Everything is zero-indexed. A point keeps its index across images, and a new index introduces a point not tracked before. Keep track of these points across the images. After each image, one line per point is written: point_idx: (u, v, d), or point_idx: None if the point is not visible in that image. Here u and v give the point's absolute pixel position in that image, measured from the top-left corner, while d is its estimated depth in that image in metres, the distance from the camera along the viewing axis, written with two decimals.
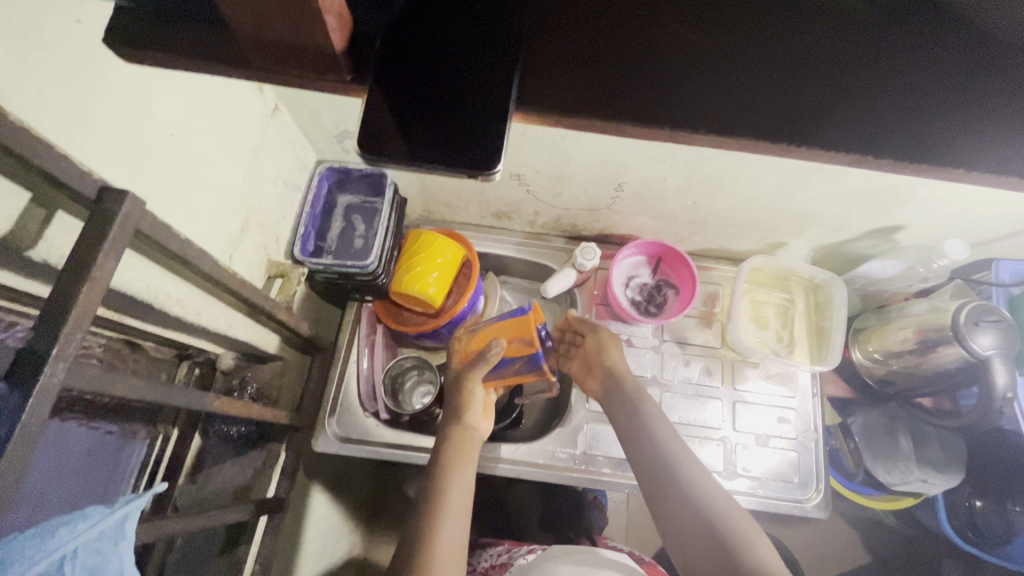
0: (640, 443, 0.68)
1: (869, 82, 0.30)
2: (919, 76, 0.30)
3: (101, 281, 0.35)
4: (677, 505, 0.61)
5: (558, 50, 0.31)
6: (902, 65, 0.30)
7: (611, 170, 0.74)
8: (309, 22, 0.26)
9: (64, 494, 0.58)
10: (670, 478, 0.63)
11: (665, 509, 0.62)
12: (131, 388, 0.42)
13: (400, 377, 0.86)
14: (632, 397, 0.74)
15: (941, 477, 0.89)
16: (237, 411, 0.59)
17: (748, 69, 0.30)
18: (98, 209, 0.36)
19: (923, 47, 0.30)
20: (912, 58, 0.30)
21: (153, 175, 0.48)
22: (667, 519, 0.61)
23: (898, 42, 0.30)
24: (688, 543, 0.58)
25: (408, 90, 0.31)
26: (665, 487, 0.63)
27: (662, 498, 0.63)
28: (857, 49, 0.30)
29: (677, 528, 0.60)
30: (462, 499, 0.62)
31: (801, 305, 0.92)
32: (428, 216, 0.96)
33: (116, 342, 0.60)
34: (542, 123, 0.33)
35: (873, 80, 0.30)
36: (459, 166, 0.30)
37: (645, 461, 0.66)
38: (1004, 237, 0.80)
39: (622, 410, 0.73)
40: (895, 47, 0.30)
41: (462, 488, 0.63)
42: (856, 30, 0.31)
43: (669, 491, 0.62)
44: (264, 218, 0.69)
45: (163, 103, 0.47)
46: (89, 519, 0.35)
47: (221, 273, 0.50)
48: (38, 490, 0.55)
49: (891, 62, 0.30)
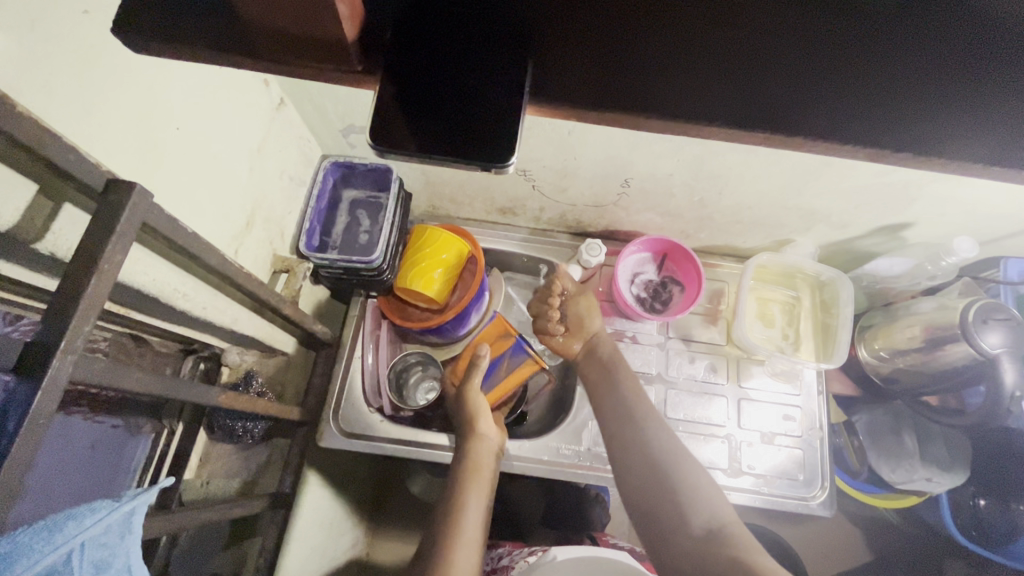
0: (626, 431, 0.67)
1: (889, 72, 0.29)
2: (946, 62, 0.29)
3: (108, 274, 0.35)
4: (662, 492, 0.59)
5: (574, 39, 0.31)
6: (931, 49, 0.29)
7: (618, 166, 0.74)
8: (321, 10, 0.26)
9: (69, 488, 0.58)
10: (654, 465, 0.62)
11: (647, 496, 0.60)
12: (138, 381, 0.42)
13: (405, 372, 0.88)
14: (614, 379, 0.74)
15: (947, 476, 0.90)
16: (242, 406, 0.59)
17: (766, 59, 0.30)
18: (105, 201, 0.35)
19: (948, 35, 0.29)
20: (940, 39, 0.29)
21: (159, 167, 0.47)
22: (648, 506, 0.60)
23: (926, 26, 0.29)
24: (671, 530, 0.56)
25: (420, 82, 0.31)
26: (649, 475, 0.61)
27: (645, 485, 0.61)
28: (879, 38, 0.29)
29: (659, 515, 0.58)
30: (483, 511, 0.64)
31: (807, 303, 0.91)
32: (433, 211, 0.96)
33: (121, 336, 0.60)
34: (553, 115, 0.33)
35: (895, 69, 0.29)
36: (470, 159, 0.31)
37: (631, 450, 0.65)
38: (1014, 234, 0.79)
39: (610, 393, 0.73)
40: (923, 31, 0.29)
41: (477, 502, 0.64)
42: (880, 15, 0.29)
43: (652, 481, 0.61)
44: (270, 212, 0.69)
45: (169, 95, 0.46)
46: (96, 513, 0.35)
47: (226, 267, 0.50)
48: (45, 484, 0.55)
49: (917, 49, 0.29)
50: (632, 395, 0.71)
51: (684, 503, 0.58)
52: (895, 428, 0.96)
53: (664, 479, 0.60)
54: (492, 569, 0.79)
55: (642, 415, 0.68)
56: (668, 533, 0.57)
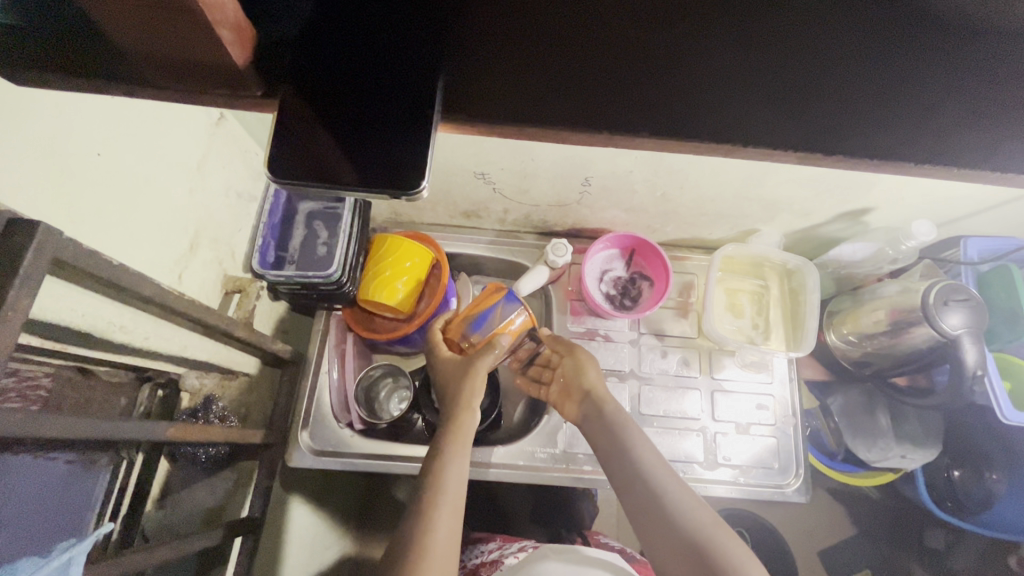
0: (608, 432, 0.69)
1: (836, 76, 0.28)
2: (892, 60, 0.28)
3: (14, 320, 0.32)
4: (656, 515, 0.59)
5: (493, 55, 0.28)
6: (869, 53, 0.28)
7: (576, 165, 0.73)
8: (194, 36, 0.23)
9: (32, 531, 0.52)
10: (653, 495, 0.60)
11: (642, 520, 0.60)
12: (67, 426, 0.40)
13: (373, 388, 0.86)
14: (596, 390, 0.75)
15: (919, 451, 0.91)
16: (196, 437, 0.56)
17: (695, 68, 0.28)
18: (5, 241, 0.33)
19: (884, 30, 0.27)
20: (882, 41, 0.27)
21: (80, 205, 0.45)
22: (646, 537, 0.59)
23: (863, 28, 0.27)
24: (658, 524, 0.58)
25: (330, 104, 0.28)
26: (637, 498, 0.61)
27: (652, 517, 0.59)
28: (815, 44, 0.27)
29: (638, 495, 0.61)
30: (460, 494, 0.60)
31: (775, 291, 0.92)
32: (396, 219, 0.94)
33: (66, 370, 0.53)
34: (471, 131, 0.31)
35: (837, 77, 0.28)
36: (380, 188, 0.27)
37: (616, 472, 0.65)
38: (972, 214, 0.80)
39: (594, 378, 0.76)
40: (858, 30, 0.27)
41: (453, 490, 0.59)
42: (810, 16, 0.27)
43: (634, 469, 0.63)
44: (216, 232, 0.66)
45: (86, 126, 0.44)
46: (24, 571, 0.34)
47: (164, 296, 0.48)
48: (4, 528, 0.48)
49: (858, 48, 0.27)
50: (606, 401, 0.72)
51: (660, 491, 0.60)
52: (869, 407, 0.96)
53: (656, 508, 0.59)
54: (477, 566, 0.80)
55: (621, 434, 0.67)
56: (651, 522, 0.59)
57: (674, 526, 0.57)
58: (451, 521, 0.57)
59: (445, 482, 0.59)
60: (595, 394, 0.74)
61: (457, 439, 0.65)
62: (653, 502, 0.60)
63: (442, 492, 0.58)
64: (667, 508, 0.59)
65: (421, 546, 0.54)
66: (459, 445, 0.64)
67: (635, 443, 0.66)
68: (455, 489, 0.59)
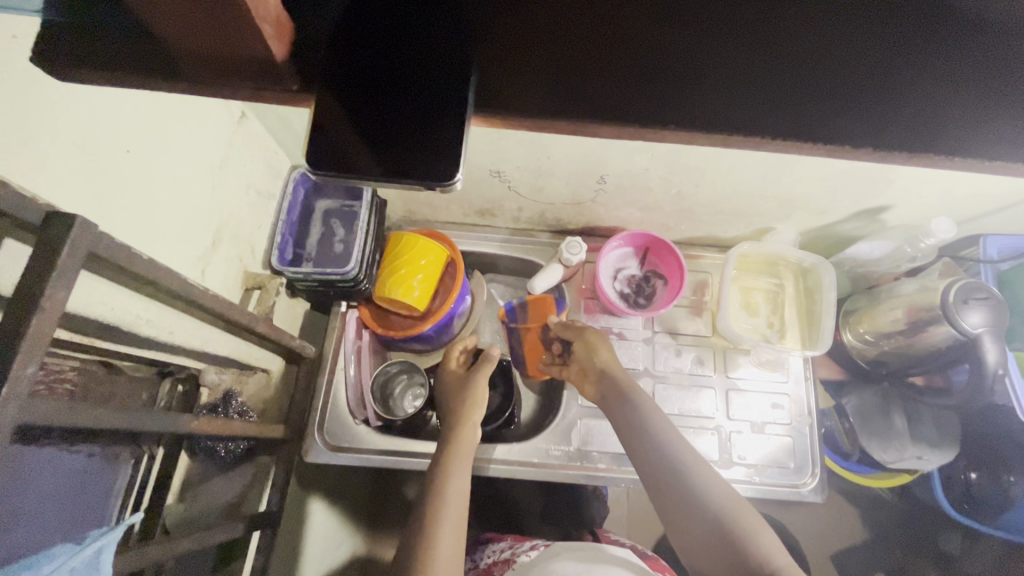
0: (628, 413, 0.67)
1: (864, 71, 0.28)
2: (917, 57, 0.28)
3: (51, 311, 0.33)
4: (681, 499, 0.58)
5: (523, 52, 0.29)
6: (892, 49, 0.28)
7: (592, 163, 0.73)
8: (236, 29, 0.24)
9: (58, 520, 0.53)
10: (677, 479, 0.59)
11: (666, 503, 0.59)
12: (95, 417, 0.40)
13: (389, 384, 0.88)
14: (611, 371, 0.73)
15: (936, 453, 0.89)
16: (218, 430, 0.57)
17: (724, 64, 0.28)
18: (44, 234, 0.34)
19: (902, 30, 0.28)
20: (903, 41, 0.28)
21: (110, 199, 0.46)
22: (670, 520, 0.59)
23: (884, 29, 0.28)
24: (682, 508, 0.57)
25: (366, 100, 0.28)
26: (660, 481, 0.60)
27: (676, 501, 0.58)
28: (840, 42, 0.28)
29: (661, 478, 0.60)
30: (463, 491, 0.61)
31: (790, 290, 0.91)
32: (410, 217, 0.94)
33: (92, 364, 0.55)
34: (501, 125, 0.31)
35: (865, 72, 0.28)
36: (414, 179, 0.28)
37: (637, 454, 0.63)
38: (991, 213, 0.79)
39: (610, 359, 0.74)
40: (875, 30, 0.28)
41: (458, 486, 0.61)
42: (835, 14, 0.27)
43: (657, 451, 0.61)
44: (237, 229, 0.67)
45: (115, 121, 0.45)
46: (56, 558, 0.35)
47: (189, 290, 0.48)
48: (32, 517, 0.49)
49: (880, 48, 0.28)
50: (624, 381, 0.71)
51: (685, 474, 0.59)
52: (884, 408, 0.94)
53: (682, 492, 0.58)
54: (490, 565, 0.80)
55: (643, 413, 0.65)
56: (675, 506, 0.58)
57: (700, 513, 0.56)
58: (455, 516, 0.58)
59: (449, 479, 0.61)
60: (612, 374, 0.72)
61: (460, 441, 0.67)
62: (678, 485, 0.58)
63: (446, 490, 0.60)
64: (692, 493, 0.57)
65: (428, 541, 0.55)
66: (462, 446, 0.66)
67: (656, 425, 0.64)
68: (460, 487, 0.61)
